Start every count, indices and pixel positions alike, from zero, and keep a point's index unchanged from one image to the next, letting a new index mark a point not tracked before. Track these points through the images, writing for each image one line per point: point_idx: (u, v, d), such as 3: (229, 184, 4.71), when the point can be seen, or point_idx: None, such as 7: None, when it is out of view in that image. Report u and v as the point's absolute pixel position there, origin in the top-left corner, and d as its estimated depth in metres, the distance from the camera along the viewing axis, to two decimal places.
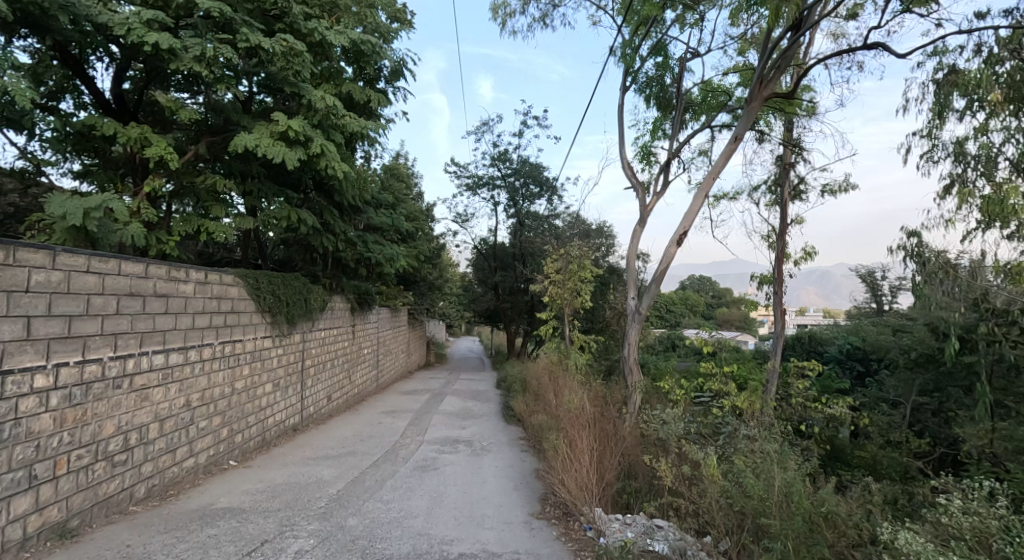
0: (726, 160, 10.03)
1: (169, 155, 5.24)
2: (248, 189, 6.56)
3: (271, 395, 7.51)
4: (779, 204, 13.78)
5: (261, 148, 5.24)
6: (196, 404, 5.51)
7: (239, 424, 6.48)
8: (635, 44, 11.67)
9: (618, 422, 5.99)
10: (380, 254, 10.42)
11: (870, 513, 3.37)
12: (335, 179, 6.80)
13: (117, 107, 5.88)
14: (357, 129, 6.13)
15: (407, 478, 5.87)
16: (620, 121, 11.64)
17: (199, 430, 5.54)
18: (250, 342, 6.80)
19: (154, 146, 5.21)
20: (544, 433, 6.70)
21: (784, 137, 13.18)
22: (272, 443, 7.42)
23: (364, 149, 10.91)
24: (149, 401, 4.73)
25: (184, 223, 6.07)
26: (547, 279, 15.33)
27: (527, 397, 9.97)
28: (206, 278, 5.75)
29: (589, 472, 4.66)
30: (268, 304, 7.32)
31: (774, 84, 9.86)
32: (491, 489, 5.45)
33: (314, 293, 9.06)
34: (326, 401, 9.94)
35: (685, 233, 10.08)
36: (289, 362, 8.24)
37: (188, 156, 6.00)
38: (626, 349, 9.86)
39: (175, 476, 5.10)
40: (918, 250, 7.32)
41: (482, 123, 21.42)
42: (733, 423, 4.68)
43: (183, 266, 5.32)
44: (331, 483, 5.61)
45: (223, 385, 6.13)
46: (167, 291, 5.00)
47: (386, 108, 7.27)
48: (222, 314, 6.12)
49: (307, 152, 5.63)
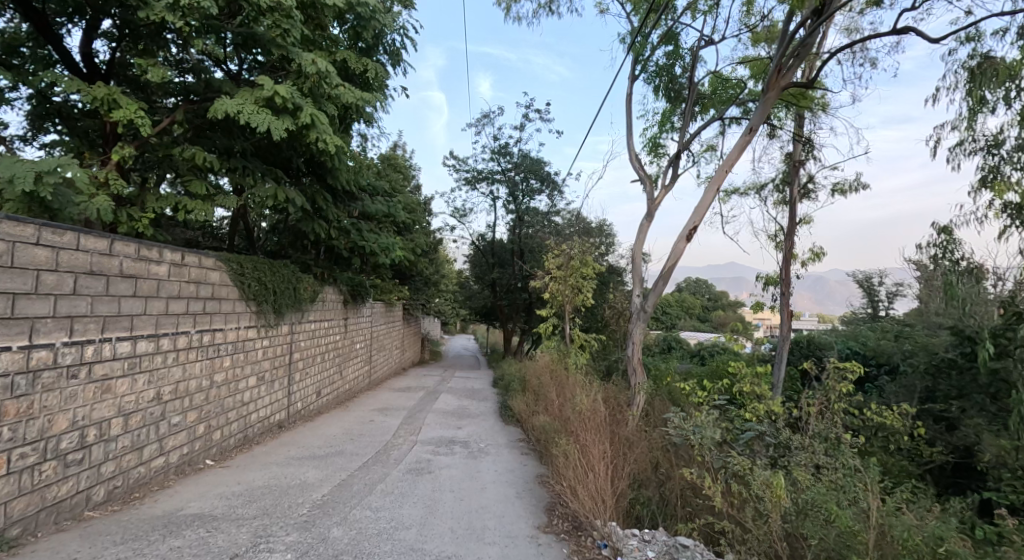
0: (738, 153, 9.61)
1: (141, 119, 4.71)
2: (232, 165, 6.05)
3: (255, 390, 7.00)
4: (789, 204, 13.36)
5: (243, 115, 4.73)
6: (167, 399, 5.00)
7: (218, 421, 5.98)
8: (646, 31, 11.22)
9: (631, 426, 5.51)
10: (374, 243, 9.85)
11: (939, 536, 2.89)
12: (327, 157, 6.28)
13: (90, 73, 5.45)
14: (353, 100, 5.60)
15: (399, 483, 5.37)
16: (628, 110, 11.23)
17: (170, 425, 5.03)
18: (231, 331, 6.30)
19: (122, 109, 4.68)
20: (548, 436, 6.19)
21: (795, 133, 12.78)
22: (255, 442, 6.90)
23: (362, 134, 10.43)
24: (113, 393, 4.24)
25: (160, 199, 5.54)
26: (546, 275, 14.86)
27: (526, 397, 9.47)
28: (182, 260, 5.25)
29: (606, 483, 4.19)
30: (253, 292, 6.80)
31: (792, 73, 9.36)
32: (491, 498, 4.97)
33: (304, 283, 8.54)
34: (314, 397, 9.44)
35: (696, 228, 9.66)
36: (276, 355, 7.73)
37: (164, 123, 5.47)
38: (631, 349, 9.42)
39: (141, 478, 4.60)
40: (950, 247, 6.87)
41: (483, 115, 20.93)
42: (764, 426, 4.22)
43: (156, 246, 4.81)
44: (316, 488, 5.11)
45: (201, 378, 5.63)
46: (136, 271, 4.49)
47: (382, 82, 6.75)
48: (202, 300, 5.62)
49: (296, 122, 5.12)
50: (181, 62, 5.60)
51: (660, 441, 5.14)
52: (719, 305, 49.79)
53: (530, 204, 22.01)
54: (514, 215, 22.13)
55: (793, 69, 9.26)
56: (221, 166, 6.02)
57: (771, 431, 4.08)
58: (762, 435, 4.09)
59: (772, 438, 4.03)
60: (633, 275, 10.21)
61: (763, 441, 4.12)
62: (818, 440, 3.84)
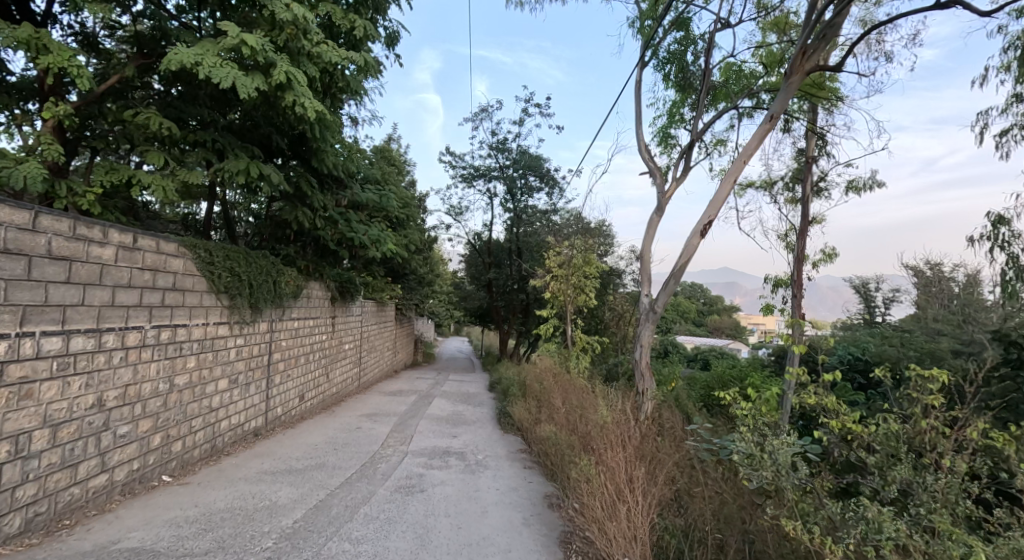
0: (758, 142, 8.97)
1: (76, 69, 4.02)
2: (198, 137, 5.38)
3: (227, 394, 6.23)
4: (801, 201, 12.75)
5: (202, 68, 3.99)
6: (112, 405, 4.22)
7: (178, 430, 5.21)
8: (656, 14, 10.54)
9: (655, 441, 4.82)
10: (365, 234, 9.04)
11: None
12: (307, 126, 5.58)
13: (22, 18, 4.82)
14: (337, 59, 4.92)
15: (386, 505, 4.62)
16: (638, 100, 10.59)
17: (117, 438, 4.27)
18: (198, 327, 5.53)
19: (51, 55, 3.95)
20: (558, 450, 5.46)
21: (809, 126, 12.18)
22: (225, 453, 6.12)
23: (352, 117, 9.70)
24: (35, 400, 3.51)
25: (109, 172, 4.75)
26: (547, 274, 14.17)
27: (527, 403, 8.73)
28: (134, 243, 4.48)
29: (643, 514, 3.51)
30: (224, 284, 6.02)
31: (817, 56, 8.68)
32: (494, 526, 4.24)
33: (286, 276, 7.75)
34: (297, 400, 8.69)
35: (710, 223, 9.01)
36: (252, 355, 6.96)
37: (110, 81, 4.78)
38: (639, 352, 8.76)
39: (74, 501, 3.85)
40: (1004, 242, 6.20)
41: (482, 109, 20.23)
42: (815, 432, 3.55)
43: (100, 223, 4.06)
44: (287, 511, 4.36)
45: (158, 381, 4.85)
46: (71, 252, 3.76)
47: (371, 46, 6.00)
48: (160, 291, 4.85)
49: (268, 81, 4.39)
50: (124, 9, 4.91)
51: (690, 459, 4.47)
52: (714, 310, 49.40)
53: (529, 201, 21.32)
54: (512, 213, 21.42)
55: (819, 52, 8.59)
56: (184, 137, 5.34)
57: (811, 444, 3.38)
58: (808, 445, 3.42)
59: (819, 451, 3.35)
60: (642, 274, 9.50)
61: (809, 457, 3.48)
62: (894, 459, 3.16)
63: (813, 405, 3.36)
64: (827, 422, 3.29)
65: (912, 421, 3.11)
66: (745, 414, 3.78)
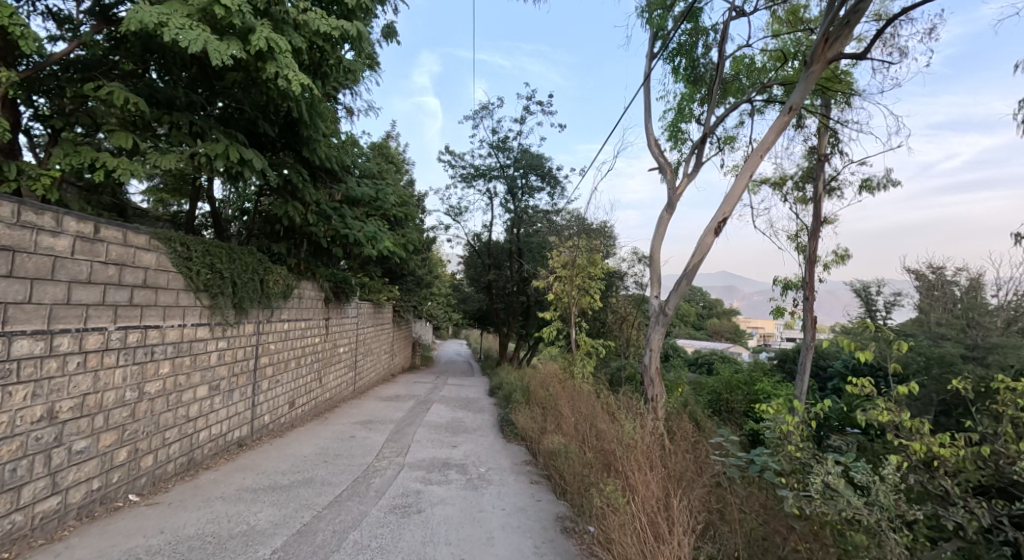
0: (775, 136, 8.50)
1: (18, 27, 3.60)
2: (173, 118, 4.91)
3: (207, 403, 5.71)
4: (813, 200, 12.26)
5: (168, 30, 3.56)
6: (66, 418, 3.70)
7: (149, 443, 4.69)
8: (666, 3, 10.04)
9: (676, 454, 4.34)
10: (360, 231, 8.48)
11: None
12: (292, 105, 5.11)
13: None
14: (325, 28, 4.49)
15: (379, 530, 4.10)
16: (647, 92, 10.12)
17: (73, 453, 3.77)
18: (173, 329, 5.02)
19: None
20: (572, 466, 4.95)
21: (823, 122, 11.70)
22: (203, 467, 5.60)
23: (347, 108, 9.19)
24: None
25: (72, 154, 4.28)
26: (551, 275, 13.65)
27: (532, 410, 8.21)
28: (95, 234, 3.96)
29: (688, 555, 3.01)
30: (204, 282, 5.50)
31: (841, 42, 8.17)
32: (500, 556, 3.73)
33: (274, 275, 7.22)
34: (287, 407, 8.17)
35: (726, 220, 8.51)
36: (236, 360, 6.43)
37: (67, 48, 4.36)
38: (649, 358, 8.24)
39: (15, 530, 3.35)
40: None
41: (483, 106, 19.70)
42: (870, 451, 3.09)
43: (52, 209, 3.54)
44: (265, 539, 3.84)
45: (124, 389, 4.32)
46: (12, 241, 3.24)
47: (360, 21, 5.47)
48: (128, 288, 4.34)
49: (246, 50, 3.97)
50: None
51: (716, 477, 3.98)
52: (714, 313, 49.00)
53: (529, 202, 20.83)
54: (513, 214, 20.91)
55: (842, 38, 8.08)
56: (159, 118, 4.89)
57: (857, 463, 2.98)
58: (862, 466, 2.98)
59: (860, 471, 2.97)
60: (652, 274, 8.99)
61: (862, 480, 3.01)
62: (967, 481, 2.72)
63: (878, 422, 2.87)
64: (901, 445, 2.83)
65: (999, 439, 2.65)
66: (786, 429, 3.33)
